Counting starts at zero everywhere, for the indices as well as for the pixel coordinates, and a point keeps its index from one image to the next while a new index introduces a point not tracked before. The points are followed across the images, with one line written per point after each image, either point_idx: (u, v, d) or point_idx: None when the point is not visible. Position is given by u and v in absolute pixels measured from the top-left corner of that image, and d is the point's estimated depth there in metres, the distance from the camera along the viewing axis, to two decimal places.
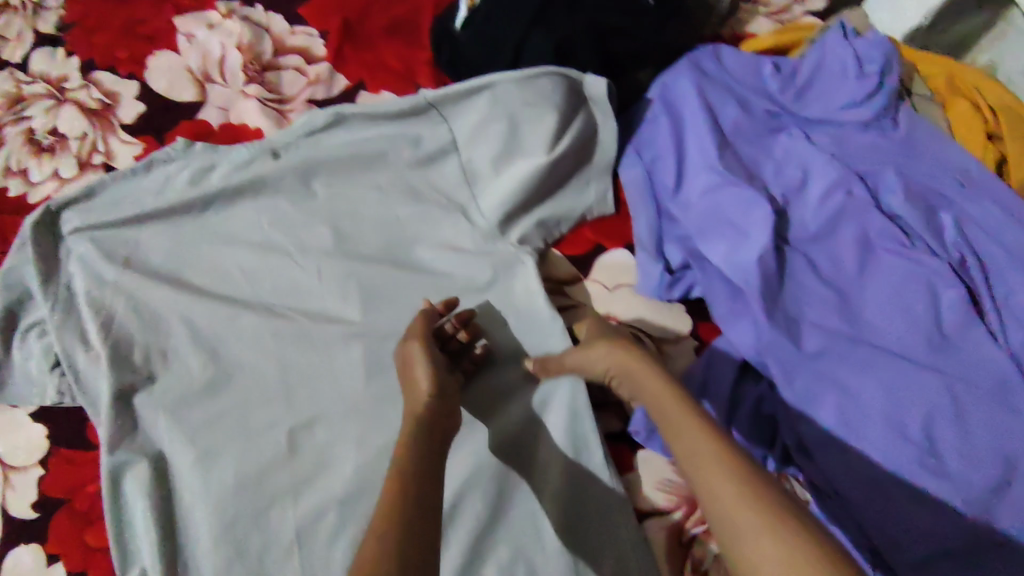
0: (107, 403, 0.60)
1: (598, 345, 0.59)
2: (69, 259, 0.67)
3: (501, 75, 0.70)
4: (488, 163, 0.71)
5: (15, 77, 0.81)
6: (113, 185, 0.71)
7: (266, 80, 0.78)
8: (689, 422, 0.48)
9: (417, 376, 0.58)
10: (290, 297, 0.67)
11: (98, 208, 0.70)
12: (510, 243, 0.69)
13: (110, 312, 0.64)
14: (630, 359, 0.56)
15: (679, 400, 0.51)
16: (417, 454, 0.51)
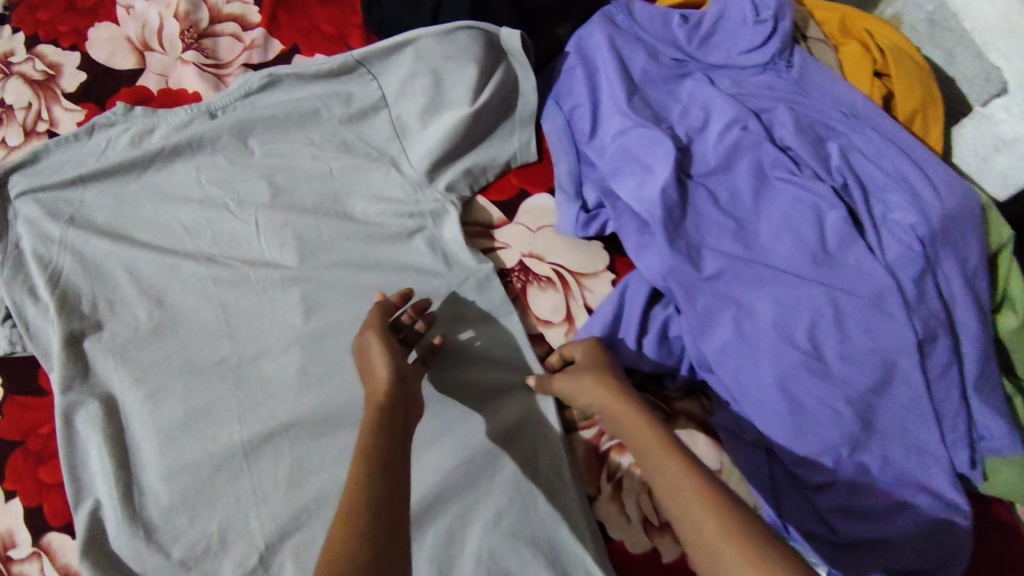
0: (59, 348, 0.64)
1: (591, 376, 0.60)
2: (17, 221, 0.71)
3: (422, 30, 0.74)
4: (416, 117, 0.75)
5: None
6: (56, 150, 0.74)
7: (204, 47, 0.82)
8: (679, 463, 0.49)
9: (375, 363, 0.58)
10: (231, 248, 0.71)
11: (43, 172, 0.74)
12: (436, 191, 0.73)
13: (57, 267, 0.68)
14: (616, 401, 0.56)
15: (662, 441, 0.51)
16: (382, 452, 0.50)
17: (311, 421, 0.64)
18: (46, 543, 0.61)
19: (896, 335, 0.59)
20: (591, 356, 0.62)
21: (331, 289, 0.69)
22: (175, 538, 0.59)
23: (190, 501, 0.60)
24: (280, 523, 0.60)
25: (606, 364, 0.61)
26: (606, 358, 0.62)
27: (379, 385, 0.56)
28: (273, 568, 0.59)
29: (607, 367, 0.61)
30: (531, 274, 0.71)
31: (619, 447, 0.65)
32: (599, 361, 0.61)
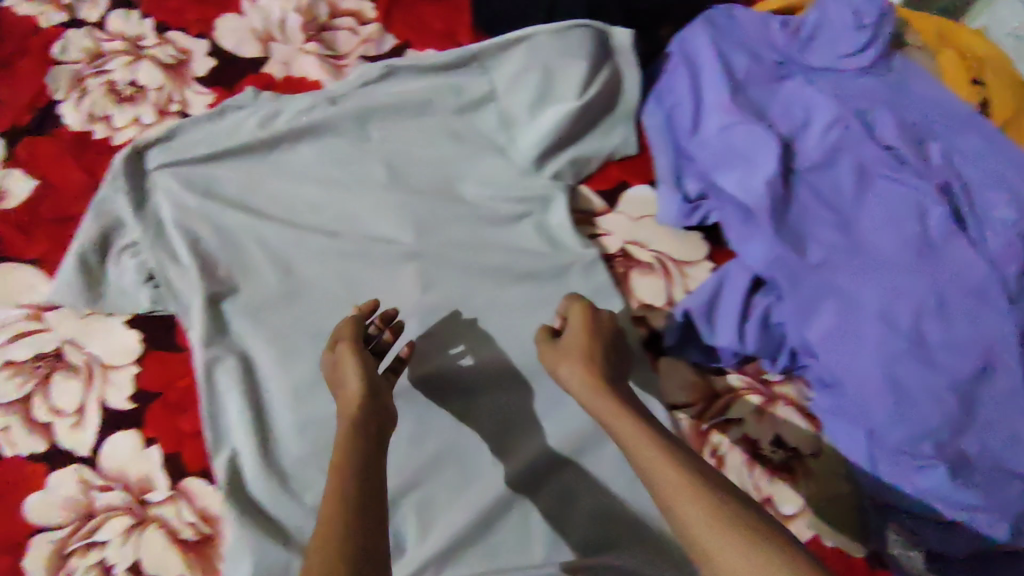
0: (201, 308, 0.69)
1: (577, 368, 0.60)
2: (155, 191, 0.76)
3: (537, 27, 0.78)
4: (524, 108, 0.79)
5: (94, 35, 0.89)
6: (191, 129, 0.80)
7: (323, 39, 0.87)
8: (686, 487, 0.48)
9: (349, 374, 0.60)
10: (350, 224, 0.76)
11: (178, 148, 0.79)
12: (545, 177, 0.77)
13: (194, 235, 0.73)
14: (611, 410, 0.56)
15: (662, 460, 0.50)
16: (355, 480, 0.51)
17: (428, 388, 0.69)
18: (183, 487, 0.66)
19: (996, 324, 0.62)
20: (586, 336, 0.62)
21: (445, 266, 0.73)
22: (307, 486, 0.64)
23: (321, 454, 0.65)
24: (402, 478, 0.65)
25: (580, 346, 0.61)
26: (587, 336, 0.62)
27: (350, 398, 0.59)
28: (395, 518, 0.64)
29: (591, 352, 0.61)
30: (633, 260, 0.74)
31: (720, 426, 0.67)
32: (585, 345, 0.61)
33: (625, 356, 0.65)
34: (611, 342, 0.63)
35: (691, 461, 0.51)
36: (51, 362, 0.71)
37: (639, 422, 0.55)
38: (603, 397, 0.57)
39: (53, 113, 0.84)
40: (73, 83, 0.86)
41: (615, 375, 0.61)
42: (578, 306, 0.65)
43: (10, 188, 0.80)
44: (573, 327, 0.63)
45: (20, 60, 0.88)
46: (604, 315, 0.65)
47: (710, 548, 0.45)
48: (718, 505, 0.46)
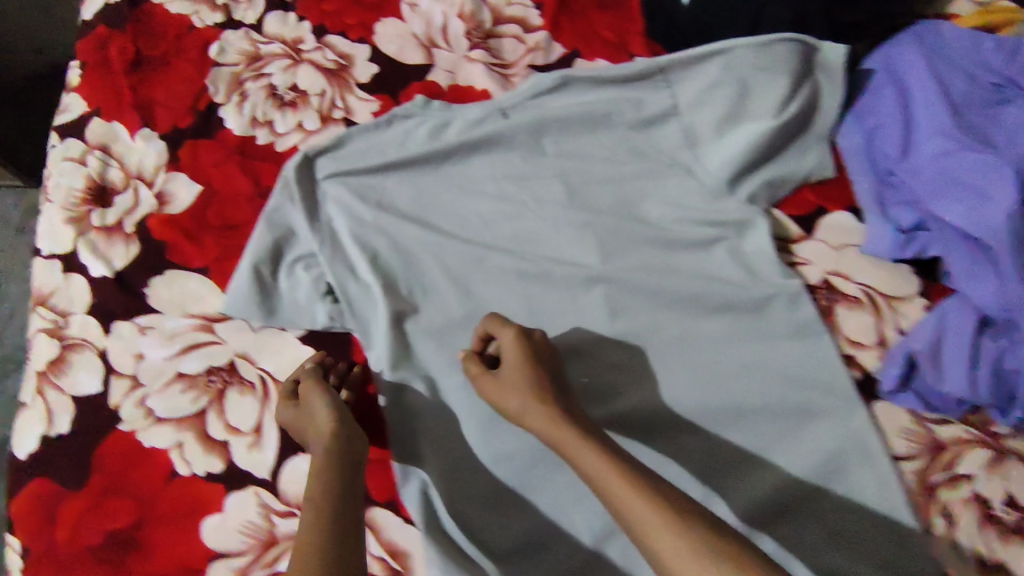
0: (387, 328, 0.67)
1: (528, 398, 0.56)
2: (327, 202, 0.73)
3: (738, 40, 0.72)
4: (712, 126, 0.74)
5: (251, 37, 0.87)
6: (361, 136, 0.76)
7: (489, 47, 0.83)
8: (669, 526, 0.44)
9: (316, 412, 0.60)
10: (529, 243, 0.72)
11: (349, 158, 0.76)
12: (739, 201, 0.72)
13: (370, 251, 0.70)
14: (572, 438, 0.53)
15: (640, 493, 0.47)
16: (337, 509, 0.52)
17: (624, 425, 0.65)
18: (369, 518, 0.63)
19: None
20: (523, 365, 0.58)
21: (634, 292, 0.69)
22: (503, 526, 0.62)
23: (520, 486, 0.63)
24: (603, 521, 0.61)
25: (519, 376, 0.57)
26: (525, 364, 0.58)
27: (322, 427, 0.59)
28: (599, 564, 0.61)
29: (530, 382, 0.57)
30: (838, 293, 0.69)
31: (949, 482, 0.61)
32: (524, 376, 0.57)
33: (562, 374, 0.60)
34: (546, 364, 0.59)
35: (669, 488, 0.48)
36: (224, 378, 0.69)
37: (605, 452, 0.51)
38: (562, 424, 0.54)
39: (216, 117, 0.82)
40: (233, 87, 0.83)
41: (565, 401, 0.57)
42: (512, 327, 0.61)
43: (174, 194, 0.77)
44: (507, 357, 0.59)
45: (177, 60, 0.85)
46: (536, 334, 0.61)
47: None
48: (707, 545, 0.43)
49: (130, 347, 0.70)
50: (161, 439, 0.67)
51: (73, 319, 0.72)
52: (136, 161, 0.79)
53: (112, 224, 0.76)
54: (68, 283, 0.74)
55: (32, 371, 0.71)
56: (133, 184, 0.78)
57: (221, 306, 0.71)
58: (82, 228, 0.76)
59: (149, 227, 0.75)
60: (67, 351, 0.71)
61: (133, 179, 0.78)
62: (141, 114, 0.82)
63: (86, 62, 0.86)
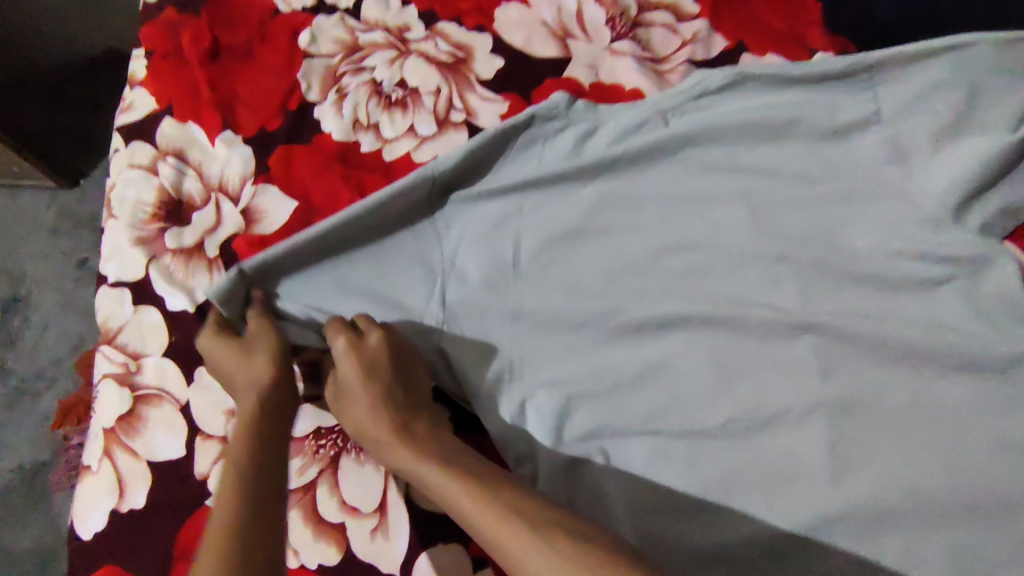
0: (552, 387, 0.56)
1: (366, 415, 0.50)
2: (454, 229, 0.62)
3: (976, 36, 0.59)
4: (925, 138, 0.58)
5: (347, 24, 0.73)
6: (489, 145, 0.61)
7: (639, 38, 0.70)
8: (525, 537, 0.39)
9: (257, 362, 0.52)
10: (707, 280, 0.59)
11: (479, 174, 0.63)
12: (969, 233, 0.57)
13: (514, 293, 0.59)
14: (412, 457, 0.46)
15: (497, 508, 0.41)
16: (260, 463, 0.45)
17: (857, 516, 0.50)
18: None
19: None
20: (353, 382, 0.51)
21: (849, 346, 0.55)
22: None
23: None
24: None
25: (360, 392, 0.51)
26: (362, 378, 0.51)
27: (263, 381, 0.51)
28: None
29: (380, 400, 0.50)
30: None
31: None
32: (363, 394, 0.50)
33: (415, 393, 0.53)
34: (388, 374, 0.52)
35: (534, 499, 0.41)
36: (337, 443, 0.55)
37: (444, 465, 0.45)
38: (396, 444, 0.48)
39: (311, 117, 0.68)
40: (328, 82, 0.70)
41: (411, 409, 0.51)
42: (340, 331, 0.53)
43: (264, 210, 0.64)
44: (342, 369, 0.52)
45: (262, 51, 0.72)
46: (369, 338, 0.53)
47: None
48: (585, 564, 0.36)
49: (219, 400, 0.57)
50: None
51: (147, 362, 0.59)
52: (218, 170, 0.66)
53: (192, 246, 0.63)
54: (138, 315, 0.60)
55: (98, 428, 0.57)
56: (214, 198, 0.65)
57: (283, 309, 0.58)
58: (153, 250, 0.63)
59: (237, 250, 0.62)
60: (141, 403, 0.57)
61: (214, 191, 0.65)
62: (221, 113, 0.69)
63: (153, 51, 0.73)
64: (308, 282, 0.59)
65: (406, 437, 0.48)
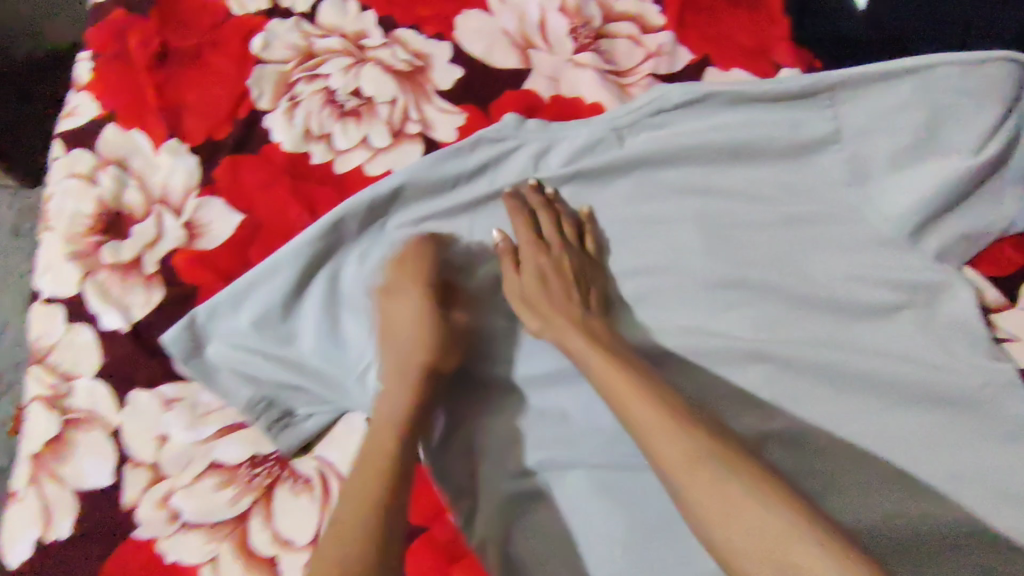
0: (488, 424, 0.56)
1: (556, 307, 0.56)
2: (396, 254, 0.60)
3: (939, 57, 0.58)
4: (888, 158, 0.58)
5: (302, 28, 0.71)
6: (433, 166, 0.60)
7: (601, 49, 0.67)
8: (671, 430, 0.44)
9: (401, 312, 0.56)
10: (662, 305, 0.58)
11: (423, 196, 0.60)
12: (925, 258, 0.57)
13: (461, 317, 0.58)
14: (577, 342, 0.53)
15: (645, 398, 0.47)
16: (383, 432, 0.50)
17: None
18: None
19: None
20: (536, 266, 0.58)
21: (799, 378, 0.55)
22: None
23: None
24: None
25: (549, 285, 0.57)
26: (550, 270, 0.57)
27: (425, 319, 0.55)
28: None
29: (555, 307, 0.55)
30: None
31: None
32: (541, 290, 0.57)
33: (590, 292, 0.57)
34: (565, 278, 0.57)
35: (677, 399, 0.47)
36: (273, 471, 0.53)
37: (610, 356, 0.51)
38: (576, 330, 0.54)
39: (260, 126, 0.66)
40: (281, 89, 0.68)
41: (589, 302, 0.57)
42: (512, 254, 0.59)
43: (208, 223, 0.61)
44: (522, 271, 0.58)
45: (213, 55, 0.70)
46: (559, 229, 0.59)
47: (674, 472, 0.43)
48: (708, 456, 0.42)
49: (151, 424, 0.55)
50: (193, 552, 0.51)
51: (78, 384, 0.56)
52: (162, 181, 0.63)
53: (130, 261, 0.60)
54: (70, 335, 0.58)
55: (22, 454, 0.54)
56: (157, 211, 0.62)
57: (210, 355, 0.57)
58: (89, 265, 0.60)
59: (177, 266, 0.60)
60: (70, 427, 0.55)
61: (156, 204, 0.63)
62: (168, 121, 0.66)
63: (99, 53, 0.70)
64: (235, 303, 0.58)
65: (587, 327, 0.54)
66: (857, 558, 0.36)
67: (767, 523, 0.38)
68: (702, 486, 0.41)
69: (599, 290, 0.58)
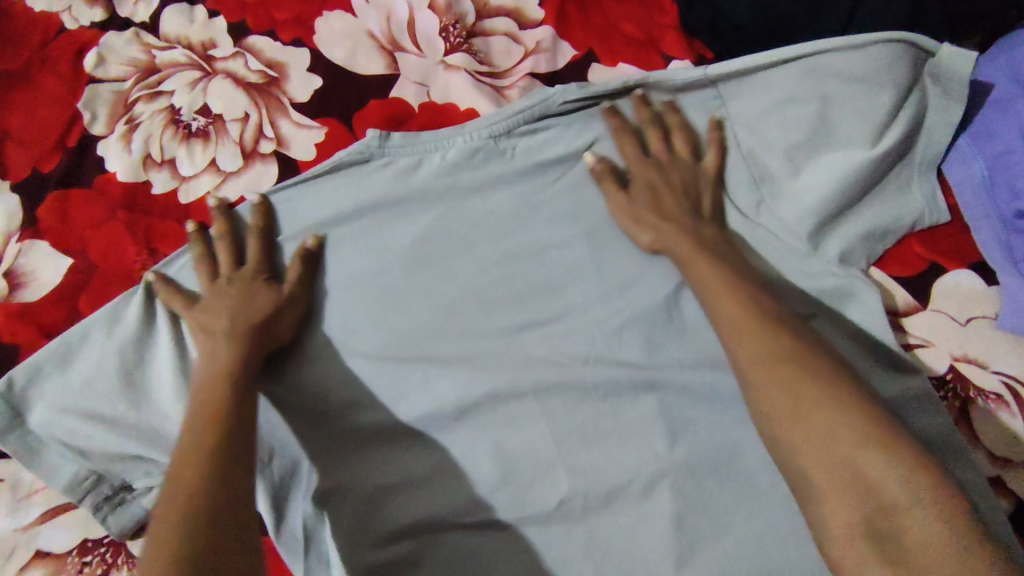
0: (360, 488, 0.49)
1: (663, 224, 0.51)
2: None
3: (823, 43, 0.52)
4: (782, 156, 0.53)
5: (141, 39, 0.62)
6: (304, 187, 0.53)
7: (475, 49, 0.61)
8: (760, 330, 0.43)
9: (249, 294, 0.49)
10: (550, 333, 0.52)
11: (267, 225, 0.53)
12: (828, 262, 0.52)
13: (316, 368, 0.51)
14: (689, 250, 0.49)
15: (732, 297, 0.46)
16: (233, 418, 0.44)
17: None
18: None
19: None
20: (645, 188, 0.52)
21: (697, 405, 0.49)
22: None
23: None
24: None
25: (666, 197, 0.52)
26: (664, 183, 0.52)
27: (248, 294, 0.49)
28: None
29: (670, 221, 0.51)
30: (971, 387, 0.51)
31: None
32: (647, 207, 0.52)
33: (703, 198, 0.53)
34: (676, 190, 0.52)
35: (775, 304, 0.46)
36: (104, 559, 0.48)
37: (718, 262, 0.48)
38: (686, 237, 0.50)
39: (94, 154, 0.58)
40: (118, 111, 0.60)
41: (696, 212, 0.52)
42: (258, 233, 0.52)
43: (33, 271, 0.55)
44: (632, 196, 0.53)
45: (40, 76, 0.62)
46: (670, 141, 0.54)
47: (754, 366, 0.42)
48: (794, 362, 0.41)
49: None
50: None
51: None
52: None
53: None
54: None
55: None
56: None
57: (36, 427, 0.49)
58: None
59: None
60: None
61: None
62: None
63: None
64: (65, 366, 0.50)
65: (703, 235, 0.50)
66: (923, 471, 0.36)
67: (839, 424, 0.38)
68: (780, 382, 0.41)
69: (714, 190, 0.53)
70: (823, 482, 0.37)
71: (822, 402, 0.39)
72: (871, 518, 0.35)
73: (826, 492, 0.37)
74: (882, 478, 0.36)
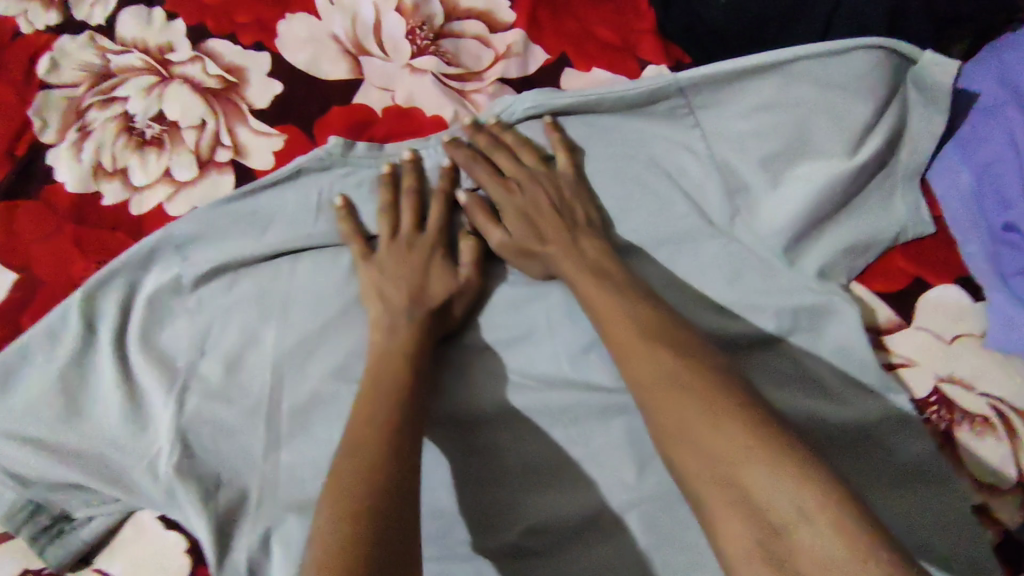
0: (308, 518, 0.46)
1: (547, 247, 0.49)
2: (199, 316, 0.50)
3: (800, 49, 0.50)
4: (757, 165, 0.51)
5: (97, 43, 0.60)
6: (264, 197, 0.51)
7: (443, 53, 0.59)
8: (650, 352, 0.41)
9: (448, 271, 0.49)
10: (515, 353, 0.50)
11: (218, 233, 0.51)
12: (806, 278, 0.50)
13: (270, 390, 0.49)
14: (577, 270, 0.47)
15: (620, 317, 0.43)
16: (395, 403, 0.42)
17: None
18: None
19: None
20: (523, 215, 0.50)
21: None
22: None
23: None
24: None
25: (537, 224, 0.49)
26: (526, 211, 0.50)
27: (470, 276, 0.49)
28: None
29: (553, 246, 0.48)
30: (957, 410, 0.49)
31: None
32: (527, 236, 0.49)
33: (577, 211, 0.50)
34: (551, 214, 0.50)
35: (669, 321, 0.43)
36: None
37: (604, 284, 0.45)
38: (568, 254, 0.48)
39: (43, 164, 0.56)
40: (71, 118, 0.57)
41: (573, 226, 0.49)
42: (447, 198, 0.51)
43: None
44: (507, 231, 0.50)
45: None
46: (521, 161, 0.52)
47: (645, 394, 0.40)
48: (682, 385, 0.38)
49: None
50: None
51: None
52: None
53: None
54: None
55: None
56: None
57: None
58: None
59: None
60: None
61: None
62: None
63: None
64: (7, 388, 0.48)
65: (581, 250, 0.48)
66: (817, 486, 0.32)
67: (728, 443, 0.35)
68: (668, 406, 0.38)
69: (586, 202, 0.51)
70: (714, 509, 0.34)
71: (708, 427, 0.36)
72: (766, 543, 0.32)
73: (720, 522, 0.34)
74: (766, 494, 0.33)
